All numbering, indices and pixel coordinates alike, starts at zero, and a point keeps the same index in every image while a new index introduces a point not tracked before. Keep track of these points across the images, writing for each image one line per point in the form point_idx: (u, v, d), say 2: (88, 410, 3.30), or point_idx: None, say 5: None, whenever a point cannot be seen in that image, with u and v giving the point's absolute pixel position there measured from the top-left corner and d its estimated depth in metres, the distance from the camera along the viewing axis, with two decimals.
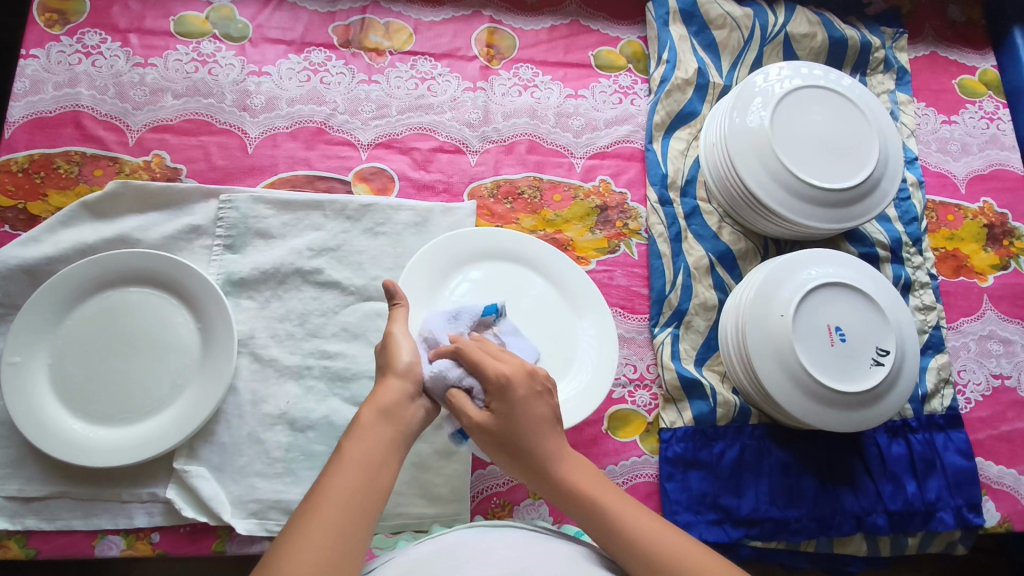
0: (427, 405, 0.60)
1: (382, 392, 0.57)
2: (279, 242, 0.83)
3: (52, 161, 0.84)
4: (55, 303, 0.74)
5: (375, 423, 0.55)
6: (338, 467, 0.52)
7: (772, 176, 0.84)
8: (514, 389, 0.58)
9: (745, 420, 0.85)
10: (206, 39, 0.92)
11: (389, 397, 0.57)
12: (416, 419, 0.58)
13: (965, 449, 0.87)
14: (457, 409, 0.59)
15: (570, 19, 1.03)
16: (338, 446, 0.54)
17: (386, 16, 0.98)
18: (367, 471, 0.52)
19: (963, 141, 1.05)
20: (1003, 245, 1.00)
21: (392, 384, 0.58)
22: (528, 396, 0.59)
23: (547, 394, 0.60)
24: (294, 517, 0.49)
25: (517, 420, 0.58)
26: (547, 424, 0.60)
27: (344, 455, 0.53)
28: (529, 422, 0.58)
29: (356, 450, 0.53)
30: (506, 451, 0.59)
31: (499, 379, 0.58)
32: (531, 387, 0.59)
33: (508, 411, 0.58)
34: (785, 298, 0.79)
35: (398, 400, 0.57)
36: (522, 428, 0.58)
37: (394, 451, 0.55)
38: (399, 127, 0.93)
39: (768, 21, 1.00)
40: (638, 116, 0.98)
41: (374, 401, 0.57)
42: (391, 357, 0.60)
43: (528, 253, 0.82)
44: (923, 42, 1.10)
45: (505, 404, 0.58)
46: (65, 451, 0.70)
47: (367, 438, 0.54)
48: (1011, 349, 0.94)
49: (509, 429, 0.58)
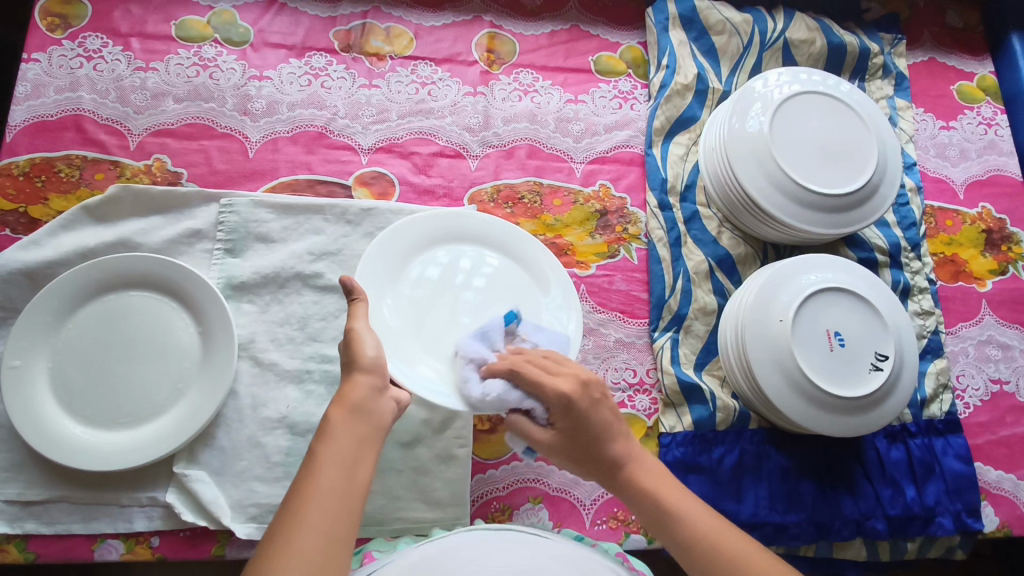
0: (395, 398, 0.61)
1: (350, 390, 0.58)
2: (279, 246, 0.83)
3: (53, 165, 0.84)
4: (55, 306, 0.74)
5: (347, 420, 0.56)
6: (314, 467, 0.52)
7: (771, 182, 0.84)
8: (575, 403, 0.60)
9: (744, 425, 0.85)
10: (208, 43, 0.92)
11: (358, 393, 0.58)
12: (386, 411, 0.59)
13: (964, 454, 0.87)
14: (521, 432, 0.62)
15: (571, 24, 1.03)
16: (313, 446, 0.54)
17: (387, 21, 0.98)
18: (344, 468, 0.53)
19: (961, 146, 1.05)
20: (1002, 250, 1.00)
21: (360, 380, 0.59)
22: (590, 408, 0.61)
23: (605, 400, 0.63)
24: (278, 520, 0.50)
25: (584, 431, 0.61)
26: (611, 430, 0.62)
27: (319, 455, 0.53)
28: (595, 432, 0.61)
29: (332, 449, 0.54)
30: (580, 460, 0.62)
31: (560, 396, 0.60)
32: (590, 399, 0.61)
33: (573, 424, 0.61)
34: (785, 303, 0.80)
35: (366, 395, 0.58)
36: (589, 438, 0.61)
37: (369, 446, 0.55)
38: (399, 132, 0.93)
39: (767, 27, 1.01)
40: (638, 121, 0.99)
41: (343, 398, 0.57)
42: (356, 353, 0.60)
43: (480, 229, 0.81)
44: (922, 48, 1.11)
45: (569, 418, 0.61)
46: (64, 454, 0.70)
47: (342, 437, 0.55)
48: (1010, 354, 0.95)
49: (579, 438, 0.61)
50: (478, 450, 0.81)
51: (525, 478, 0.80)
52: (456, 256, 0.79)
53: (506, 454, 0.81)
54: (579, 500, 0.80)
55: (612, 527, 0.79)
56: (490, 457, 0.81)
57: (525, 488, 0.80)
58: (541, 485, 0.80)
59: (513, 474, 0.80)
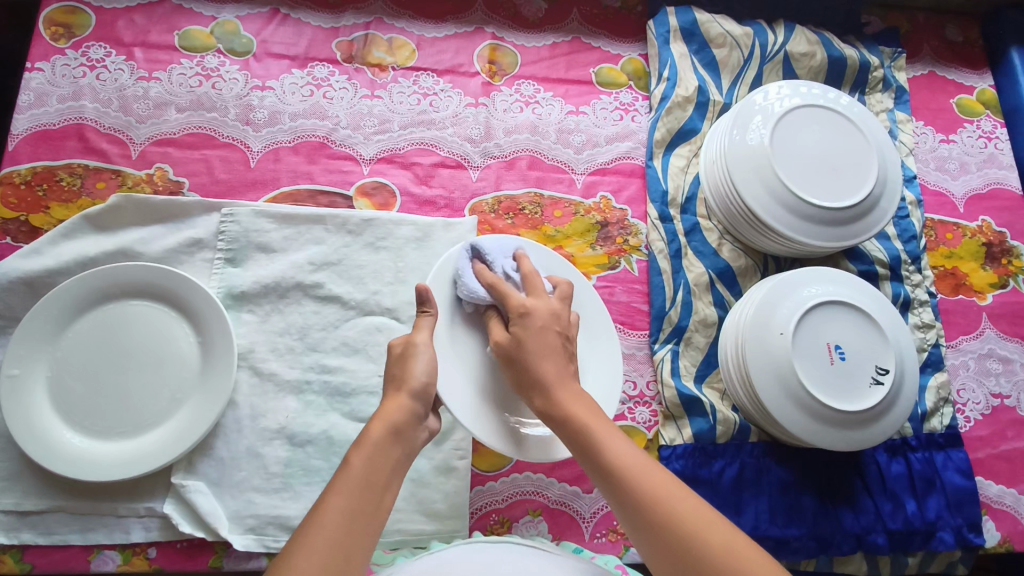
0: (428, 427, 0.61)
1: (393, 409, 0.58)
2: (280, 256, 0.83)
3: (55, 173, 0.84)
4: (56, 315, 0.74)
5: (386, 441, 0.55)
6: (344, 482, 0.52)
7: (771, 195, 0.84)
8: (535, 320, 0.61)
9: (745, 438, 0.84)
10: (210, 53, 0.93)
11: (400, 414, 0.57)
12: (419, 439, 0.59)
13: (965, 468, 0.87)
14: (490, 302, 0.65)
15: (572, 36, 1.04)
16: (346, 459, 0.53)
17: (389, 32, 0.99)
18: (371, 490, 0.52)
19: (961, 160, 1.05)
20: (1002, 263, 1.00)
21: (404, 401, 0.58)
22: (547, 329, 0.61)
23: (565, 336, 0.62)
24: (296, 532, 0.48)
25: (531, 353, 0.60)
26: (557, 357, 0.61)
27: (353, 470, 0.53)
28: (542, 337, 0.61)
29: (366, 466, 0.53)
30: (522, 381, 0.61)
31: (521, 307, 0.62)
32: (552, 321, 0.62)
33: (526, 336, 0.61)
34: (784, 316, 0.80)
35: (407, 419, 0.58)
36: (533, 348, 0.60)
37: (398, 473, 0.55)
38: (401, 142, 0.93)
39: (768, 40, 1.01)
40: (639, 133, 0.99)
41: (383, 416, 0.57)
42: (408, 372, 0.60)
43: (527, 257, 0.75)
44: (921, 62, 1.11)
45: (526, 328, 0.61)
46: (64, 465, 0.69)
47: (378, 457, 0.54)
48: (1010, 367, 0.94)
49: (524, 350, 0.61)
50: (477, 462, 0.80)
51: (524, 491, 0.80)
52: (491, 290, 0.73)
53: (505, 466, 0.80)
54: (578, 513, 0.80)
55: (611, 540, 0.79)
56: (489, 469, 0.80)
57: (525, 500, 0.79)
58: (541, 497, 0.79)
59: (512, 487, 0.80)
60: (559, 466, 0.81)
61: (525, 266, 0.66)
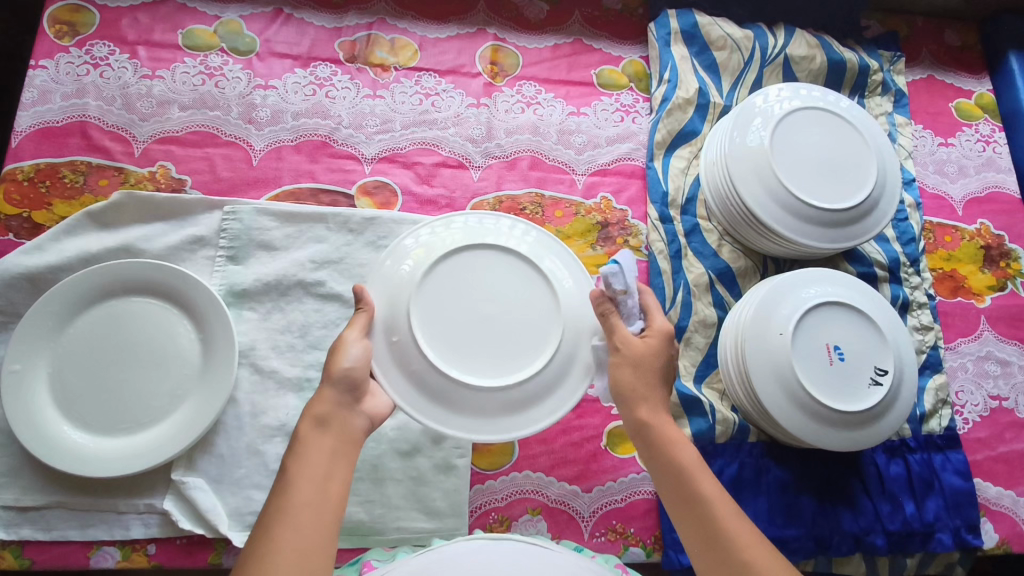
0: (368, 414, 0.61)
1: (318, 402, 0.59)
2: (282, 253, 0.84)
3: (58, 170, 0.85)
4: (56, 311, 0.74)
5: (314, 435, 0.57)
6: (287, 483, 0.54)
7: (771, 197, 0.85)
8: (669, 341, 0.67)
9: (744, 438, 0.85)
10: (214, 52, 0.93)
11: (325, 406, 0.59)
12: (355, 423, 0.60)
13: (963, 470, 0.87)
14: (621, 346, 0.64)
15: (573, 37, 1.04)
16: (284, 464, 0.55)
17: (391, 33, 0.99)
18: (314, 483, 0.54)
19: (960, 163, 1.06)
20: (1000, 266, 1.01)
21: (328, 393, 0.59)
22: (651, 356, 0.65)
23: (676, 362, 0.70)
24: (253, 536, 0.51)
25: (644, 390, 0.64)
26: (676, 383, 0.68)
27: (291, 474, 0.54)
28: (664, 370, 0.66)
29: (302, 465, 0.55)
30: (629, 402, 0.64)
31: (665, 325, 0.66)
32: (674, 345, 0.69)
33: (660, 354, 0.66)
34: (784, 317, 0.80)
35: (333, 409, 0.59)
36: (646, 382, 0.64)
37: (339, 459, 0.57)
38: (403, 142, 0.94)
39: (768, 43, 1.02)
40: (639, 134, 0.99)
41: (308, 412, 0.59)
42: (334, 362, 0.61)
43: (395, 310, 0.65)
44: (920, 66, 1.12)
45: (661, 346, 0.66)
46: (64, 460, 0.70)
47: (311, 452, 0.56)
48: (1008, 370, 0.95)
49: (636, 385, 0.64)
50: (477, 460, 0.80)
51: (523, 490, 0.80)
52: (506, 285, 0.66)
53: (505, 465, 0.80)
54: (578, 512, 0.80)
55: (611, 540, 0.79)
56: (489, 467, 0.80)
57: (524, 499, 0.79)
58: (540, 496, 0.80)
59: (512, 485, 0.80)
60: (559, 466, 0.81)
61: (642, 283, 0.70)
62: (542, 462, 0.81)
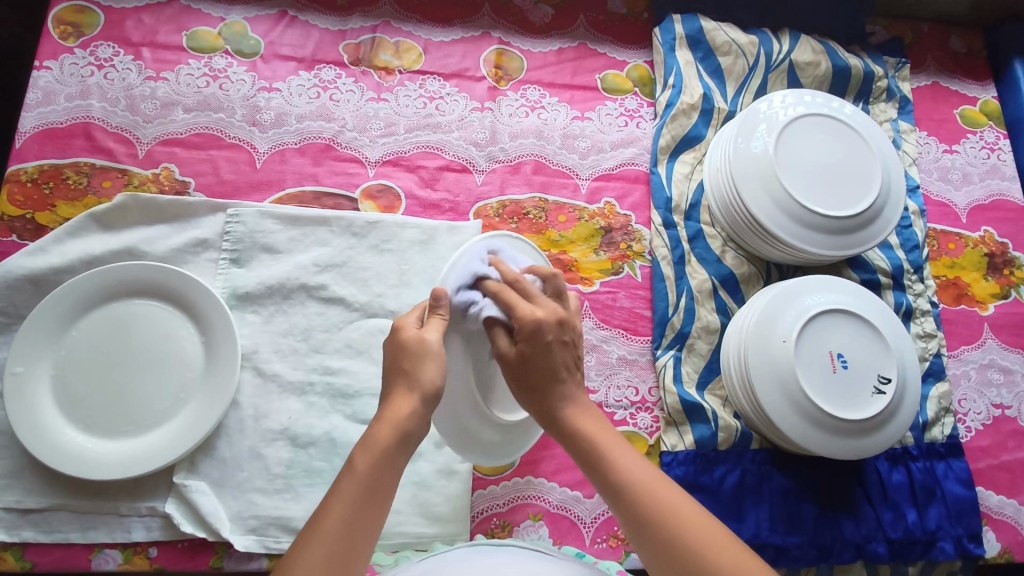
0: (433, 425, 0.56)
1: (401, 409, 0.53)
2: (285, 257, 0.84)
3: (62, 171, 0.85)
4: (60, 313, 0.74)
5: (394, 449, 0.52)
6: (348, 490, 0.49)
7: (775, 204, 0.84)
8: (544, 333, 0.57)
9: (746, 445, 0.85)
10: (218, 54, 0.93)
11: (413, 420, 0.53)
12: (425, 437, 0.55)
13: (966, 478, 0.87)
14: (506, 309, 0.58)
15: (578, 42, 1.04)
16: (350, 463, 0.51)
17: (396, 35, 0.99)
18: (375, 498, 0.50)
19: (964, 170, 1.06)
20: (1004, 274, 1.00)
21: (414, 403, 0.53)
22: (548, 343, 0.57)
23: (573, 346, 0.59)
24: (300, 537, 0.48)
25: (537, 363, 0.57)
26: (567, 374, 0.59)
27: (356, 480, 0.50)
28: (553, 370, 0.58)
29: (374, 478, 0.50)
30: (522, 373, 0.58)
31: (528, 323, 0.56)
32: (561, 330, 0.58)
33: (534, 353, 0.57)
34: (787, 325, 0.80)
35: (418, 424, 0.53)
36: (540, 369, 0.57)
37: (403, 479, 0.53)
38: (406, 145, 0.93)
39: (773, 49, 1.02)
40: (643, 139, 0.99)
41: (390, 419, 0.52)
42: (421, 372, 0.54)
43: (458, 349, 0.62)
44: (925, 72, 1.12)
45: (535, 346, 0.57)
46: (67, 463, 0.69)
47: (386, 467, 0.51)
48: (1011, 378, 0.95)
49: (542, 392, 0.58)
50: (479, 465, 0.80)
51: (525, 495, 0.80)
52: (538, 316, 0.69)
53: (507, 470, 0.80)
54: (579, 518, 0.80)
55: (612, 546, 0.79)
56: (491, 473, 0.80)
57: (526, 504, 0.79)
58: (542, 502, 0.79)
59: (513, 490, 0.80)
60: (561, 471, 0.81)
61: (508, 271, 0.61)
62: (544, 468, 0.81)
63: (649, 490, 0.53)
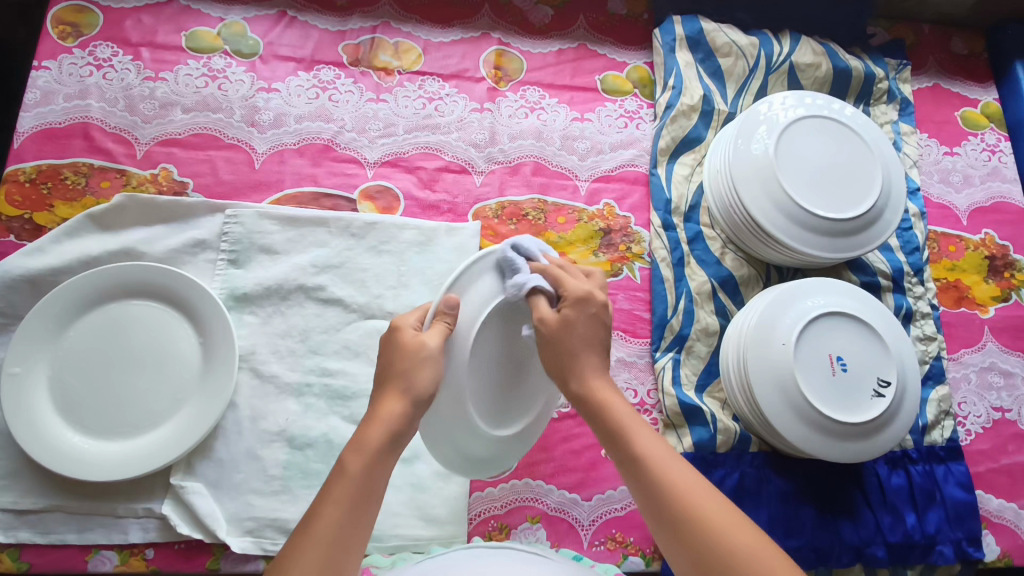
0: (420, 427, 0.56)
1: (392, 411, 0.53)
2: (283, 257, 0.83)
3: (60, 172, 0.84)
4: (58, 314, 0.74)
5: (385, 451, 0.52)
6: (340, 489, 0.49)
7: (775, 205, 0.84)
8: (590, 304, 0.59)
9: (744, 448, 0.84)
10: (217, 54, 0.93)
11: (401, 423, 0.53)
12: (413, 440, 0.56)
13: (965, 482, 0.87)
14: (557, 278, 0.59)
15: (578, 43, 1.04)
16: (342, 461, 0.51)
17: (395, 36, 0.99)
18: (368, 499, 0.50)
19: (965, 173, 1.05)
20: (1004, 276, 1.00)
21: (406, 407, 0.53)
22: (596, 315, 0.59)
23: (609, 327, 0.60)
24: (292, 540, 0.47)
25: (578, 334, 0.58)
26: (604, 349, 0.60)
27: (348, 480, 0.50)
28: (590, 343, 0.58)
29: (366, 481, 0.50)
30: (559, 353, 0.58)
31: (577, 291, 0.58)
32: (603, 308, 0.60)
33: (577, 321, 0.58)
34: (786, 327, 0.79)
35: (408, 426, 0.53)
36: (580, 336, 0.58)
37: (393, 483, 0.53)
38: (405, 146, 0.93)
39: (774, 50, 1.02)
40: (643, 141, 0.99)
41: (382, 421, 0.52)
42: (418, 376, 0.54)
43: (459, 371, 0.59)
44: (926, 74, 1.12)
45: (580, 312, 0.58)
46: (64, 464, 0.69)
47: (376, 469, 0.51)
48: (1012, 381, 0.94)
49: (574, 364, 0.58)
50: None
51: (523, 497, 0.79)
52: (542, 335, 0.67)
53: (505, 472, 0.80)
54: (577, 521, 0.79)
55: (610, 549, 0.79)
56: (488, 475, 0.80)
57: (523, 507, 0.79)
58: (539, 504, 0.79)
59: (511, 493, 0.79)
60: (558, 474, 0.81)
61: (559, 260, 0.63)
62: (542, 470, 0.81)
63: (671, 475, 0.53)
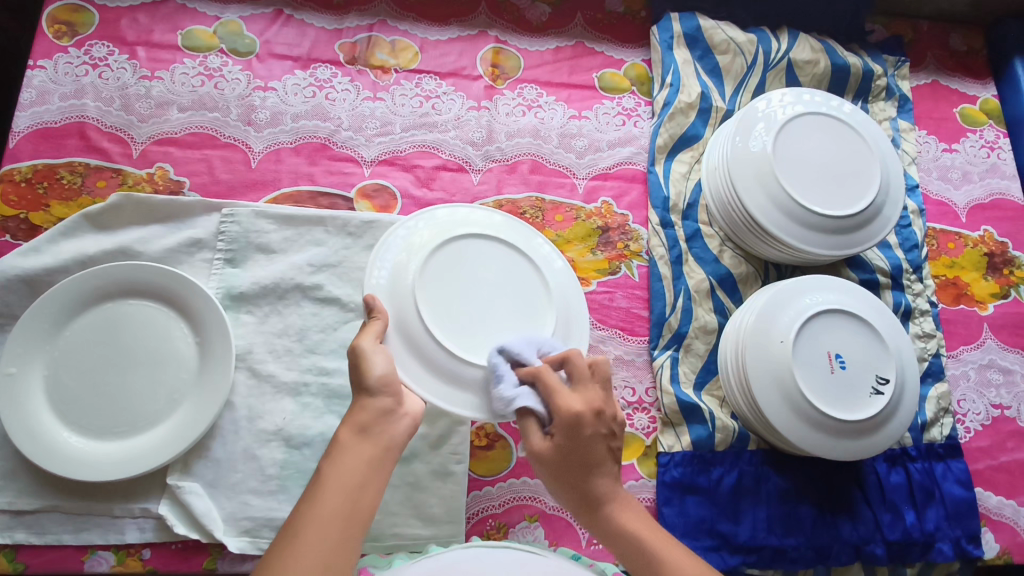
0: (409, 414, 0.57)
1: (360, 409, 0.56)
2: (280, 256, 0.83)
3: (56, 171, 0.84)
4: (54, 314, 0.74)
5: (354, 442, 0.54)
6: (318, 490, 0.51)
7: (773, 202, 0.84)
8: (583, 428, 0.56)
9: (743, 446, 0.84)
10: (213, 53, 0.93)
11: (365, 414, 0.55)
12: (399, 429, 0.56)
13: (964, 479, 0.87)
14: (547, 393, 0.57)
15: (575, 40, 1.04)
16: (319, 468, 0.53)
17: (392, 34, 0.98)
18: (348, 492, 0.51)
19: (964, 169, 1.05)
20: (1004, 273, 1.00)
21: (369, 401, 0.56)
22: (589, 437, 0.56)
23: (610, 437, 0.58)
24: (278, 541, 0.48)
25: (578, 463, 0.57)
26: (609, 463, 0.58)
27: (325, 478, 0.51)
28: (589, 466, 0.57)
29: (336, 471, 0.51)
30: (566, 485, 0.58)
31: (567, 415, 0.56)
32: (601, 422, 0.57)
33: (569, 446, 0.56)
34: (785, 325, 0.79)
35: (377, 417, 0.55)
36: (577, 463, 0.57)
37: (377, 470, 0.53)
38: (402, 144, 0.93)
39: (771, 47, 1.01)
40: (641, 138, 0.99)
41: (352, 419, 0.55)
42: (363, 373, 0.57)
43: (405, 311, 0.64)
44: (925, 71, 1.11)
45: (571, 439, 0.56)
46: (60, 465, 0.69)
47: (348, 459, 0.52)
48: (1011, 378, 0.94)
49: (577, 488, 0.58)
50: (474, 466, 0.80)
51: (521, 496, 0.79)
52: (482, 260, 0.69)
53: (503, 471, 0.80)
54: (576, 519, 0.79)
55: (609, 547, 0.79)
56: (486, 474, 0.80)
57: (521, 505, 0.79)
58: (538, 503, 0.79)
59: (509, 492, 0.79)
60: None
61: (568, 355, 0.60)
62: None
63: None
